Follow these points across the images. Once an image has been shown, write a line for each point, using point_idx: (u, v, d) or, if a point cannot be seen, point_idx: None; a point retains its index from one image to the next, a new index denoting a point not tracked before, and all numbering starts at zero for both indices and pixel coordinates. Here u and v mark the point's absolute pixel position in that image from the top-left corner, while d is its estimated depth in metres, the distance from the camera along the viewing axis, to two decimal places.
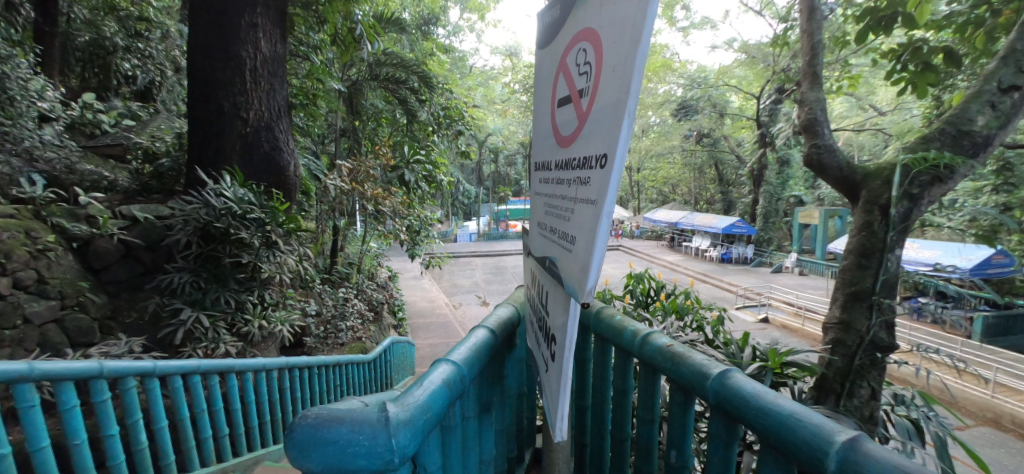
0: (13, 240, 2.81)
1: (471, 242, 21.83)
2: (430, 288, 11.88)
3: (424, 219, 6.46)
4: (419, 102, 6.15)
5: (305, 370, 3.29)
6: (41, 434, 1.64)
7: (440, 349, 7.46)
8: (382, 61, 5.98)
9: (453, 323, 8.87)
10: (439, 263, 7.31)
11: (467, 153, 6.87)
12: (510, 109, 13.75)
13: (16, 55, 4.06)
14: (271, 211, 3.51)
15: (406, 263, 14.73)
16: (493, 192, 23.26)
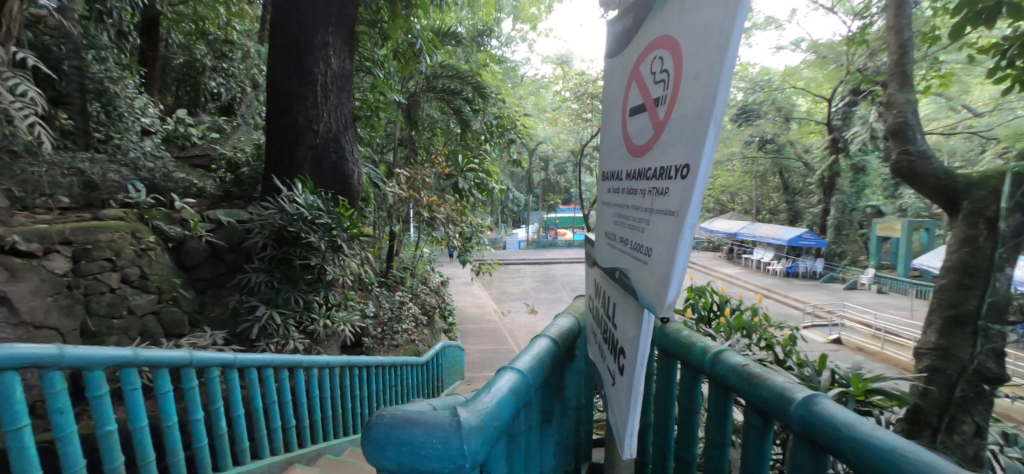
0: (122, 240, 3.14)
1: (521, 250, 21.96)
2: (479, 295, 12.03)
3: (475, 226, 6.60)
4: (472, 112, 6.32)
5: (362, 368, 3.46)
6: (140, 414, 1.82)
7: (488, 355, 7.54)
8: (438, 73, 6.25)
9: (501, 330, 8.95)
10: (489, 269, 7.41)
11: (518, 162, 6.97)
12: (561, 117, 13.67)
13: (126, 77, 4.69)
14: (337, 217, 3.76)
15: (457, 269, 15.08)
16: (542, 200, 23.28)
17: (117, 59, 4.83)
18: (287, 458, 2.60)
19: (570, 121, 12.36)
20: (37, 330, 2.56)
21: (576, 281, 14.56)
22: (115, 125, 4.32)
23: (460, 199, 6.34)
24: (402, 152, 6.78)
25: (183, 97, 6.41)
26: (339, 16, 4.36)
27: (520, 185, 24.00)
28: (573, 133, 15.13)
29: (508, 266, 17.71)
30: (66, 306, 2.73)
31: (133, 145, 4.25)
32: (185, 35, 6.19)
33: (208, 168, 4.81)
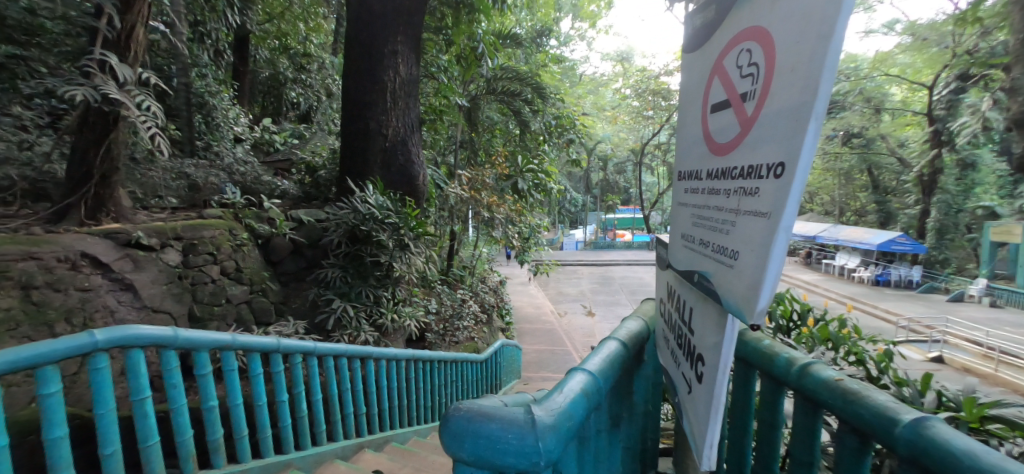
0: (220, 237, 3.43)
1: (578, 251, 21.69)
2: (536, 295, 12.03)
3: (533, 226, 6.63)
4: (532, 113, 6.43)
5: (426, 363, 3.63)
6: (236, 393, 2.03)
7: (545, 355, 7.54)
8: (499, 76, 6.37)
9: (558, 331, 8.91)
10: (547, 270, 7.41)
11: (577, 162, 6.92)
12: (621, 115, 13.32)
13: (221, 90, 5.23)
14: (405, 217, 3.97)
15: (514, 269, 15.21)
16: (600, 200, 22.86)
17: (215, 74, 5.39)
18: (357, 443, 2.77)
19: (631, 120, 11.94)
20: (154, 313, 2.88)
21: (636, 284, 14.13)
22: (213, 134, 4.83)
23: (520, 199, 6.41)
24: (464, 154, 6.95)
25: (268, 106, 7.02)
26: (407, 25, 4.60)
27: (579, 185, 23.71)
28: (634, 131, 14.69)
29: (565, 266, 17.56)
30: (177, 293, 3.05)
31: (228, 152, 4.71)
32: (270, 50, 6.77)
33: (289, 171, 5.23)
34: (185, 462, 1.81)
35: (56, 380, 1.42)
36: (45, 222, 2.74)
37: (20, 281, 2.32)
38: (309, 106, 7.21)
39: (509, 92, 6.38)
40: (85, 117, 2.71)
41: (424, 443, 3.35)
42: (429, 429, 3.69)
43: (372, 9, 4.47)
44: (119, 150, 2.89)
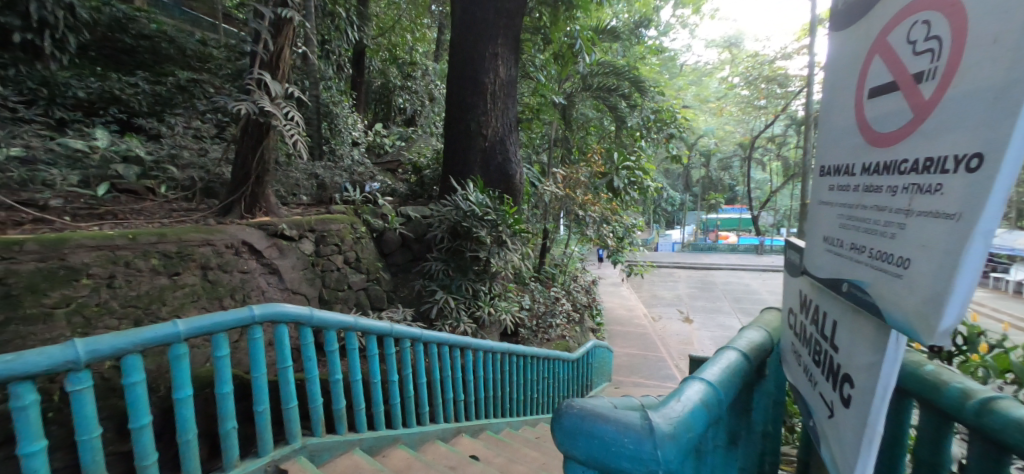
0: (345, 230, 3.85)
1: (676, 253, 20.43)
2: (627, 297, 11.59)
3: (628, 226, 6.40)
4: (629, 108, 6.32)
5: (520, 357, 3.72)
6: (356, 369, 2.26)
7: (637, 360, 7.25)
8: (595, 72, 6.25)
9: (652, 335, 8.49)
10: (642, 271, 7.12)
11: (677, 158, 6.57)
12: (728, 107, 12.26)
13: (342, 99, 5.85)
14: (503, 214, 4.14)
15: (606, 270, 14.80)
16: (702, 199, 21.33)
17: (338, 85, 6.06)
18: (456, 427, 2.94)
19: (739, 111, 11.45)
20: (293, 294, 3.27)
21: (741, 290, 12.93)
22: (335, 138, 5.43)
23: (615, 198, 6.22)
24: (558, 151, 6.93)
25: (379, 112, 7.67)
26: (507, 28, 4.74)
27: (678, 182, 22.32)
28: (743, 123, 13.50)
29: (661, 268, 16.62)
30: (311, 278, 3.43)
31: (347, 154, 5.27)
32: (381, 61, 7.42)
33: (397, 171, 5.76)
34: (316, 426, 2.08)
35: (225, 345, 1.72)
36: (216, 215, 3.26)
37: (200, 262, 2.67)
38: (414, 110, 7.79)
39: (605, 87, 6.23)
40: (245, 129, 3.27)
41: (516, 434, 3.44)
42: (520, 422, 3.79)
43: (475, 14, 4.68)
44: (270, 154, 3.37)
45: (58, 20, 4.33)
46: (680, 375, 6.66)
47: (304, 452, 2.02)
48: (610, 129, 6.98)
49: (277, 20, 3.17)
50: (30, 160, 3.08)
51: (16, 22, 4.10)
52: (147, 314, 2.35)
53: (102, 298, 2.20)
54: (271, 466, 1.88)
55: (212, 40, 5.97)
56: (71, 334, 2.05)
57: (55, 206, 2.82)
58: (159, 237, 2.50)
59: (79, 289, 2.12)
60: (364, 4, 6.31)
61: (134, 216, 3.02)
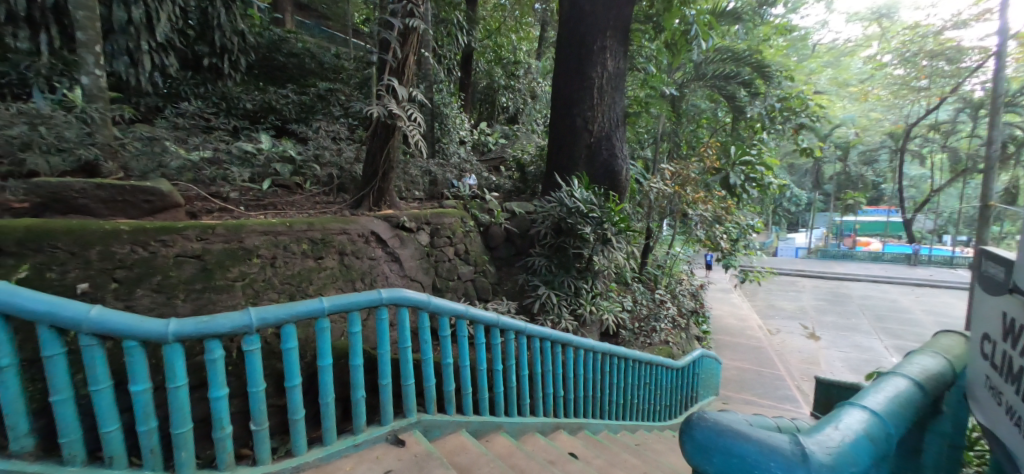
0: (456, 224, 4.08)
1: (801, 260, 18.06)
2: (739, 305, 10.52)
3: (744, 226, 5.86)
4: (749, 97, 5.70)
5: (621, 359, 3.61)
6: (465, 356, 2.38)
7: (749, 375, 6.57)
8: (711, 59, 5.78)
9: (768, 350, 7.64)
10: (759, 278, 6.41)
11: (808, 151, 5.81)
12: (877, 91, 10.50)
13: (452, 101, 6.19)
14: (608, 212, 4.07)
15: (716, 275, 13.63)
16: (837, 199, 18.55)
17: (449, 87, 6.44)
18: (554, 423, 2.96)
19: (890, 94, 10.46)
20: (410, 281, 3.55)
21: (886, 306, 11.00)
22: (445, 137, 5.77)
23: (729, 196, 5.71)
24: (665, 146, 6.49)
25: (483, 112, 7.85)
26: (617, 19, 4.62)
27: (806, 179, 19.65)
28: (896, 108, 11.49)
29: (782, 276, 14.78)
30: (426, 267, 3.70)
31: (455, 153, 5.58)
32: (487, 62, 7.71)
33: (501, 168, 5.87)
34: (429, 404, 2.25)
35: (359, 322, 1.93)
36: (350, 207, 3.67)
37: (338, 248, 3.04)
38: (516, 108, 7.96)
39: (722, 75, 5.79)
40: (374, 131, 3.64)
41: (615, 438, 3.36)
42: (619, 426, 3.68)
43: (583, 8, 4.61)
44: (395, 153, 3.70)
45: (234, 46, 5.52)
46: (802, 397, 5.89)
47: (419, 427, 2.19)
48: (724, 120, 6.45)
49: (404, 30, 3.46)
50: (216, 161, 3.75)
51: (206, 49, 5.35)
52: (298, 291, 2.75)
53: (267, 275, 2.61)
54: (392, 435, 2.08)
55: (343, 54, 6.76)
56: (245, 303, 2.47)
57: (233, 198, 3.43)
58: (308, 226, 2.90)
59: (251, 266, 2.54)
60: (474, 9, 6.64)
61: (288, 207, 3.54)
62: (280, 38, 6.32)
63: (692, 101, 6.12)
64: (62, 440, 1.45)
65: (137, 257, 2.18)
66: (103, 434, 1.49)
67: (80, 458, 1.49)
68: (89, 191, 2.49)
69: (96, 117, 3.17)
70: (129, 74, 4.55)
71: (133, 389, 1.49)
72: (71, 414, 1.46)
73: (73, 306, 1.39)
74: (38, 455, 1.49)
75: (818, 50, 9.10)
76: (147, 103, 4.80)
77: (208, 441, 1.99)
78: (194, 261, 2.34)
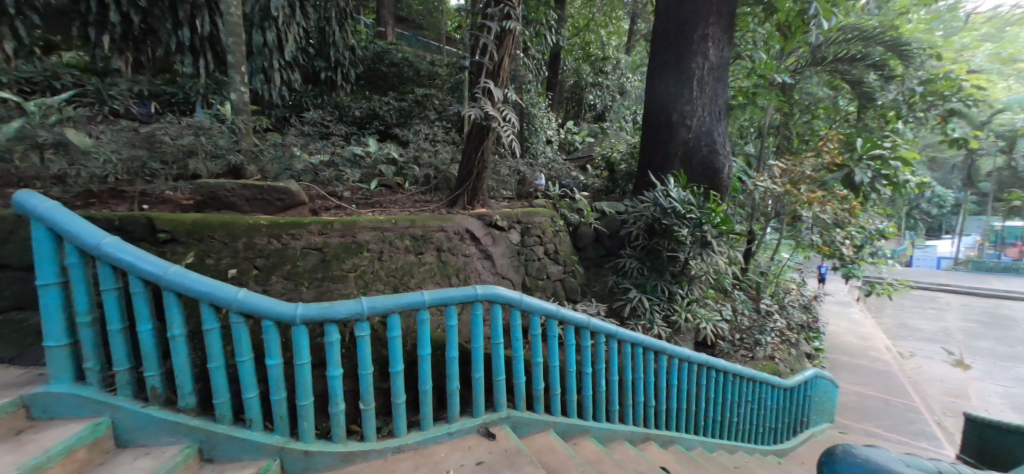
0: (547, 223, 4.07)
1: (944, 273, 15.27)
2: (862, 321, 9.18)
3: (872, 232, 5.12)
4: (882, 81, 4.96)
5: (720, 373, 3.35)
6: (554, 356, 2.37)
7: (875, 402, 5.71)
8: (834, 40, 5.13)
9: (899, 375, 6.58)
10: (890, 292, 5.53)
11: (959, 142, 4.90)
12: None
13: (540, 100, 6.23)
14: (708, 212, 3.78)
15: (831, 286, 12.05)
16: (998, 200, 15.39)
17: (537, 87, 6.50)
18: (644, 433, 2.83)
19: None
20: (502, 278, 3.62)
21: None
22: (532, 137, 5.81)
23: (853, 196, 5.01)
24: (772, 140, 5.93)
25: (570, 110, 7.91)
26: (721, 4, 4.29)
27: (953, 176, 16.55)
28: None
29: (919, 290, 12.60)
30: (517, 265, 3.74)
31: (542, 152, 5.52)
32: (575, 60, 7.74)
33: (588, 167, 5.76)
34: (518, 400, 2.28)
35: (455, 316, 2.02)
36: (446, 206, 3.86)
37: (436, 245, 3.22)
38: (604, 106, 7.81)
39: (846, 58, 5.10)
40: (470, 132, 3.79)
41: (711, 457, 3.13)
42: (716, 445, 3.41)
43: None
44: (488, 153, 3.82)
45: (345, 60, 6.14)
46: (944, 435, 4.99)
47: (509, 422, 2.24)
48: (847, 109, 5.69)
49: (501, 32, 3.55)
50: (332, 163, 4.17)
51: (324, 64, 6.02)
52: (401, 283, 2.95)
53: (375, 267, 2.85)
54: (482, 428, 2.15)
55: (437, 61, 7.11)
56: (356, 292, 2.73)
57: (346, 197, 3.79)
58: (410, 223, 3.10)
59: (362, 259, 2.80)
60: (563, 7, 6.65)
61: (392, 206, 3.83)
62: (383, 50, 6.88)
63: (807, 88, 5.34)
64: (215, 401, 1.72)
65: (272, 248, 2.51)
66: (246, 399, 1.74)
67: (228, 417, 1.76)
68: (236, 190, 2.92)
69: (241, 127, 3.71)
70: (264, 90, 5.25)
71: (269, 362, 1.71)
72: (223, 380, 1.72)
73: (225, 288, 1.65)
74: (199, 411, 1.78)
75: (972, 22, 7.65)
76: (277, 114, 5.48)
77: (324, 414, 2.22)
78: (316, 252, 2.64)
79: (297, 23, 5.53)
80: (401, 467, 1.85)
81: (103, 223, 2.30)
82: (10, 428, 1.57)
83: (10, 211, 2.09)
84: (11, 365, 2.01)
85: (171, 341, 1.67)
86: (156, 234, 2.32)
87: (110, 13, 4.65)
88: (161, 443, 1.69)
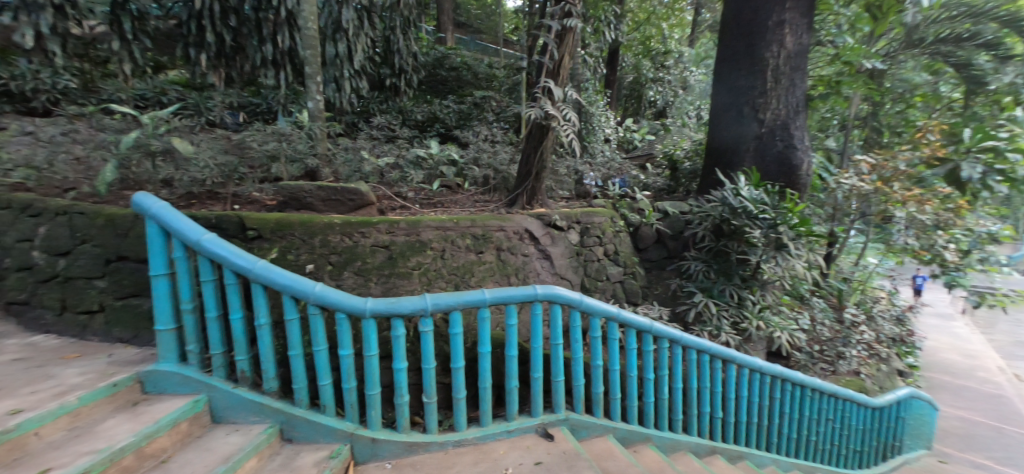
0: (606, 223, 3.97)
1: None
2: (967, 337, 8.09)
3: (982, 234, 4.50)
4: (995, 62, 4.35)
5: (797, 387, 3.10)
6: (614, 359, 2.31)
7: (984, 429, 5.01)
8: (935, 18, 4.58)
9: (1016, 400, 5.72)
10: (1004, 304, 4.83)
11: None
12: None
13: (599, 99, 6.13)
14: (784, 212, 3.52)
15: (929, 296, 10.76)
16: None
17: (594, 85, 6.39)
18: (710, 446, 2.69)
19: None
20: (561, 278, 3.58)
21: None
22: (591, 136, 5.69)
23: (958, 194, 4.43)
24: (858, 133, 5.43)
25: (629, 107, 7.92)
26: None
27: None
28: None
29: None
30: (576, 266, 3.69)
31: (600, 151, 5.32)
32: (634, 55, 7.78)
33: (650, 165, 5.57)
34: (577, 403, 2.25)
35: (515, 315, 2.04)
36: (505, 206, 3.90)
37: (496, 244, 3.25)
38: (665, 102, 7.53)
39: (950, 38, 4.52)
40: (529, 132, 3.80)
41: None
42: (791, 464, 3.16)
43: None
44: (547, 153, 3.81)
45: (409, 66, 6.40)
46: None
47: (567, 424, 2.22)
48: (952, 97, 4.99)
49: (561, 31, 3.52)
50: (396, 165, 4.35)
51: (390, 71, 6.32)
52: (462, 281, 3.02)
53: (437, 265, 2.94)
54: (541, 428, 2.15)
55: (495, 63, 7.20)
56: (420, 288, 2.84)
57: (410, 198, 3.94)
58: (471, 222, 3.17)
59: (426, 257, 2.90)
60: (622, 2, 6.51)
61: (453, 205, 3.94)
62: (443, 55, 7.11)
63: (901, 74, 4.80)
64: (295, 386, 1.87)
65: (344, 245, 2.67)
66: (321, 386, 1.86)
67: (305, 402, 1.89)
68: (313, 191, 3.13)
69: (318, 133, 3.86)
70: (336, 97, 5.59)
71: (341, 353, 1.82)
72: (301, 367, 1.86)
73: (304, 282, 1.78)
74: (280, 395, 1.93)
75: None
76: (347, 120, 5.82)
77: (390, 404, 2.33)
78: (384, 250, 2.77)
79: (366, 33, 5.84)
80: (461, 461, 1.89)
81: (202, 221, 2.57)
82: (128, 400, 1.81)
83: (129, 211, 2.40)
84: (129, 345, 2.32)
85: (258, 329, 1.83)
86: (245, 231, 2.55)
87: (206, 34, 5.17)
88: (248, 421, 1.86)
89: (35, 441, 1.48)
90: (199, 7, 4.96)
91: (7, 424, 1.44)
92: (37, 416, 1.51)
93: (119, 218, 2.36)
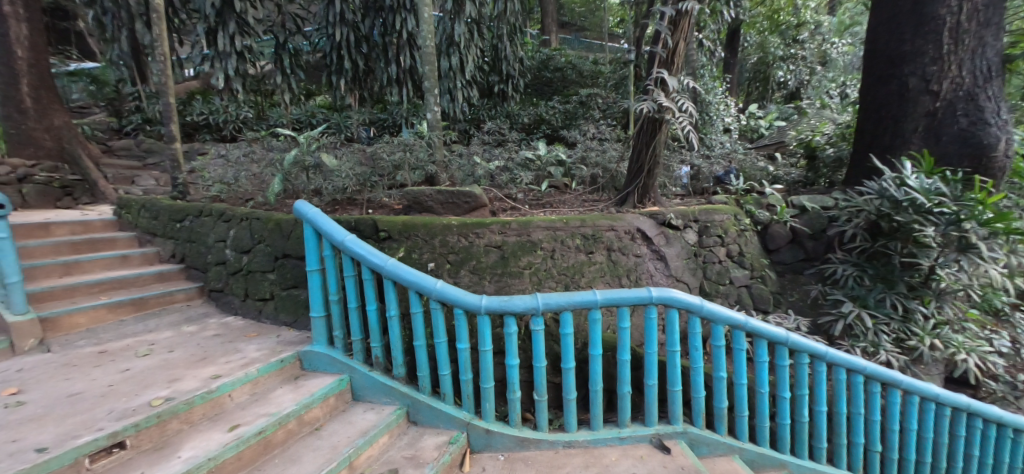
0: (729, 221, 3.61)
1: None
2: None
3: None
4: None
5: (991, 424, 2.48)
6: (741, 372, 2.09)
7: None
8: None
9: None
10: None
11: None
12: None
13: (718, 85, 5.64)
14: (972, 205, 2.84)
15: None
16: None
17: (712, 71, 5.92)
18: None
19: None
20: (676, 281, 3.36)
21: None
22: (709, 126, 5.26)
23: None
24: None
25: (754, 91, 7.33)
26: None
27: None
28: None
29: None
30: (693, 268, 3.43)
31: (720, 142, 4.85)
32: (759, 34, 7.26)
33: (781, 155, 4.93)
34: (697, 416, 2.09)
35: (628, 318, 1.96)
36: (615, 205, 3.77)
37: (607, 244, 3.17)
38: (799, 82, 6.76)
39: None
40: (641, 127, 3.65)
41: None
42: None
43: None
44: (661, 147, 3.62)
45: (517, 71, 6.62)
46: None
47: (685, 438, 2.08)
48: None
49: (676, 16, 3.30)
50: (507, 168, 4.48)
51: (500, 77, 6.59)
52: (571, 282, 3.01)
53: (547, 265, 2.97)
54: (656, 439, 2.05)
55: (601, 59, 7.10)
56: (531, 287, 2.90)
57: (520, 199, 4.05)
58: (581, 222, 3.12)
59: (536, 257, 2.95)
60: None
61: (561, 205, 3.96)
62: (548, 56, 7.22)
63: None
64: (419, 374, 2.04)
65: (461, 245, 2.84)
66: (441, 376, 2.00)
67: (428, 389, 2.06)
68: (433, 195, 3.37)
69: (436, 140, 4.10)
70: (450, 107, 5.97)
71: (459, 346, 1.94)
72: (425, 357, 2.03)
73: (426, 280, 1.93)
74: (407, 381, 2.13)
75: None
76: (460, 128, 6.19)
77: (503, 399, 2.41)
78: (496, 250, 2.88)
79: (477, 44, 6.16)
80: (571, 462, 1.89)
81: (345, 224, 2.95)
82: (292, 374, 2.15)
83: (290, 216, 2.85)
84: (291, 328, 2.75)
85: (388, 320, 2.03)
86: (378, 232, 2.87)
87: (344, 61, 5.91)
88: (381, 402, 2.08)
89: (228, 401, 1.84)
90: (339, 38, 5.69)
91: (211, 386, 1.82)
92: (230, 381, 1.87)
93: (283, 222, 2.82)
